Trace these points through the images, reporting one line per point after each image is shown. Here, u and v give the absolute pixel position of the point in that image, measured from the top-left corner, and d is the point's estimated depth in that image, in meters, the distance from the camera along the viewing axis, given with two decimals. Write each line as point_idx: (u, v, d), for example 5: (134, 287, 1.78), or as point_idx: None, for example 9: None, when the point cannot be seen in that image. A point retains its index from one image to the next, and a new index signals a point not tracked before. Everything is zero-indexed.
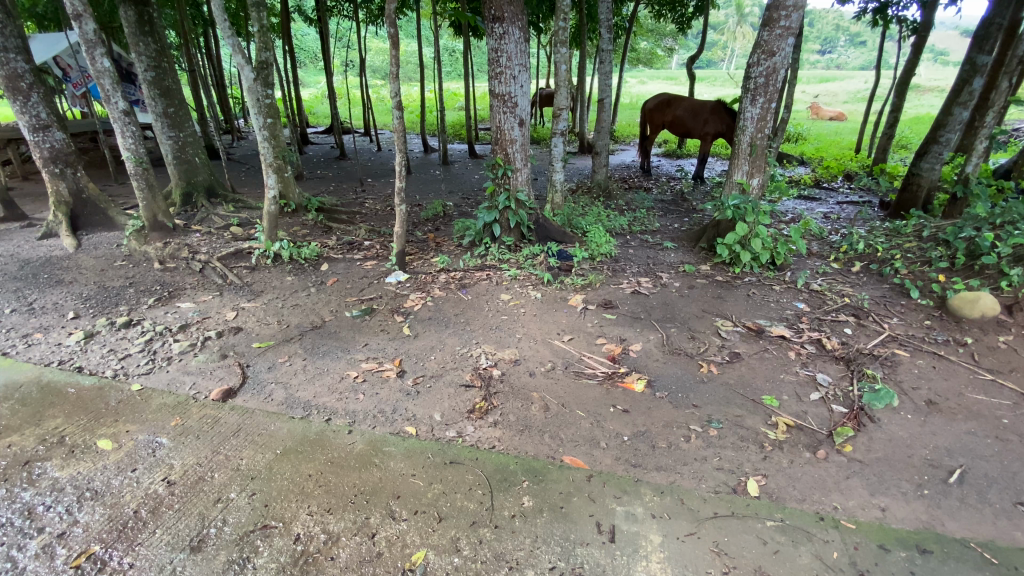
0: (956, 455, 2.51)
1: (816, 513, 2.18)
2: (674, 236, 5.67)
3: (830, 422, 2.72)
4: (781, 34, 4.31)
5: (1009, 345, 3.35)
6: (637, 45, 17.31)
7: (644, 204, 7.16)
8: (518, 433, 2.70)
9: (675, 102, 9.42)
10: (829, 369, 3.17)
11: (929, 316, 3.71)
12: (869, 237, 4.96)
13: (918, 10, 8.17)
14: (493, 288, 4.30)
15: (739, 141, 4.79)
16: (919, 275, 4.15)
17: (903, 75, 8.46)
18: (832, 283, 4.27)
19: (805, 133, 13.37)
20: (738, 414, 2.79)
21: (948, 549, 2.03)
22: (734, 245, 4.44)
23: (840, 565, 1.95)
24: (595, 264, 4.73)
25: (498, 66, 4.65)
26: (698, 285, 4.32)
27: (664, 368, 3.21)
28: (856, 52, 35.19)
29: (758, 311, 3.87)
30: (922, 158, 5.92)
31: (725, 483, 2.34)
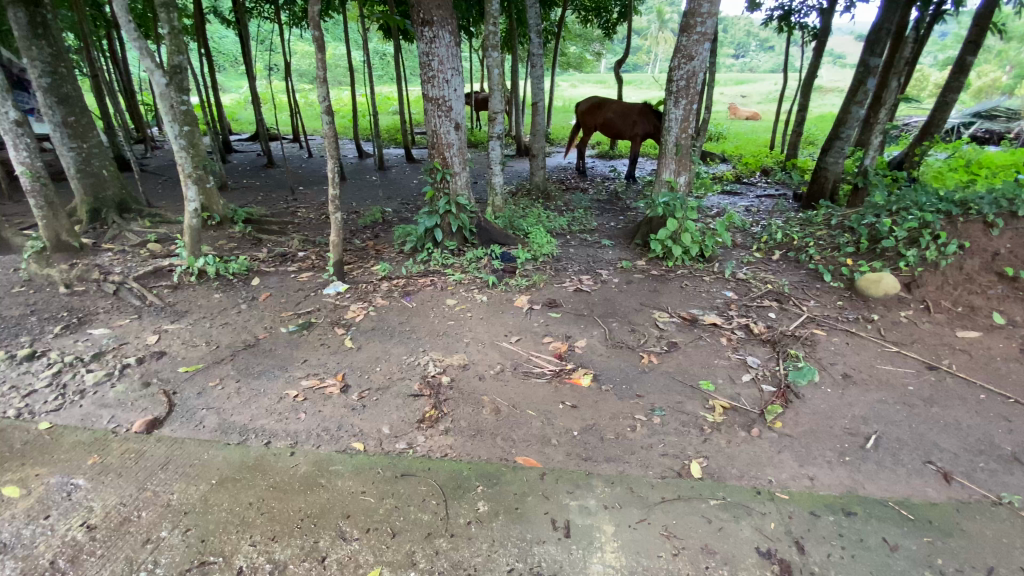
0: (871, 423, 2.75)
1: (754, 488, 2.32)
2: (612, 234, 5.85)
3: (761, 401, 2.91)
4: (699, 39, 4.57)
5: (908, 318, 3.72)
6: (567, 49, 17.76)
7: (581, 204, 7.35)
8: (470, 438, 2.68)
9: (604, 105, 9.74)
10: (757, 352, 3.39)
11: (841, 297, 4.05)
12: (786, 227, 5.36)
13: (817, 18, 8.92)
14: (438, 293, 4.26)
15: (665, 141, 5.03)
16: (830, 260, 4.53)
17: (807, 76, 9.20)
18: (756, 271, 4.57)
19: (725, 132, 14.21)
20: (679, 401, 2.93)
21: (870, 509, 2.20)
22: (667, 240, 4.68)
23: (777, 535, 2.07)
24: (538, 264, 4.81)
25: (430, 69, 4.62)
26: (636, 280, 4.49)
27: (607, 362, 3.31)
28: (766, 56, 37.68)
29: (691, 301, 4.08)
30: (826, 153, 6.46)
31: (670, 468, 2.44)
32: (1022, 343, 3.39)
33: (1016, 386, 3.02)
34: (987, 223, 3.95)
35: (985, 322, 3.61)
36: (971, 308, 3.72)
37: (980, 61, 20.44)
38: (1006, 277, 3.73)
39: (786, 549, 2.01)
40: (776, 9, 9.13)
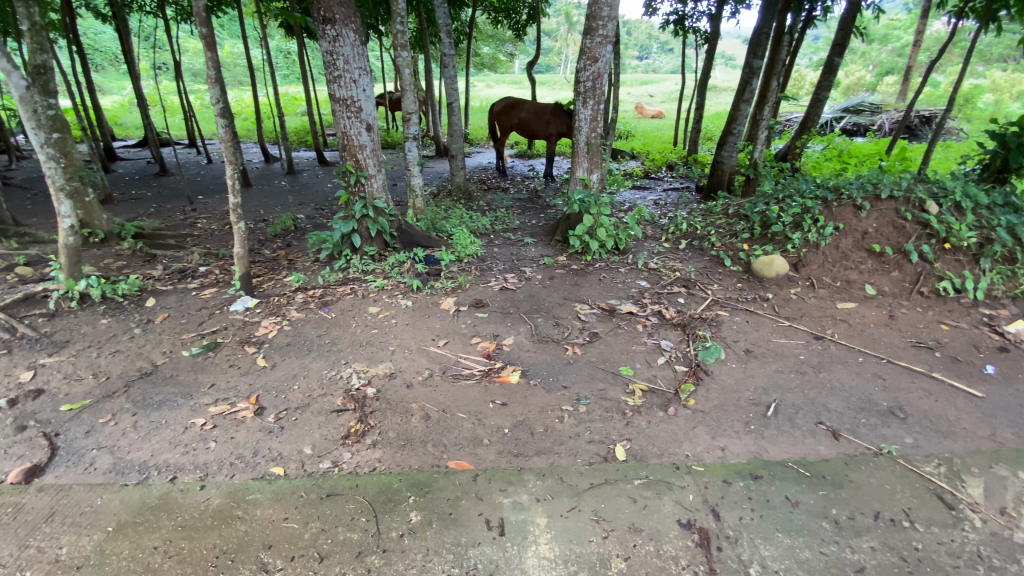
0: (771, 392, 3.01)
1: (673, 463, 2.46)
2: (534, 232, 5.96)
3: (675, 381, 3.11)
4: (601, 41, 4.77)
5: (798, 295, 4.13)
6: (480, 50, 17.82)
7: (502, 203, 7.42)
8: (399, 448, 2.61)
9: (518, 105, 9.88)
10: (670, 335, 3.60)
11: (740, 279, 4.42)
12: (690, 218, 5.75)
13: (708, 22, 9.63)
14: (358, 301, 4.11)
15: (577, 140, 5.20)
16: (730, 246, 4.92)
17: (702, 77, 9.92)
18: (665, 260, 4.86)
19: (633, 130, 14.98)
20: (602, 388, 3.04)
21: (773, 471, 2.41)
22: (584, 236, 4.86)
23: (695, 505, 2.21)
24: (462, 265, 4.79)
25: (335, 69, 4.43)
26: (558, 275, 4.61)
27: (534, 357, 3.37)
28: (667, 58, 40.12)
29: (609, 292, 4.25)
30: (722, 148, 7.00)
31: (597, 454, 2.53)
32: (889, 310, 3.87)
33: (886, 348, 3.45)
34: (856, 206, 4.47)
35: (859, 294, 4.09)
36: (847, 281, 4.19)
37: (844, 61, 23.12)
38: (874, 252, 4.24)
39: (704, 517, 2.15)
40: (671, 14, 9.76)
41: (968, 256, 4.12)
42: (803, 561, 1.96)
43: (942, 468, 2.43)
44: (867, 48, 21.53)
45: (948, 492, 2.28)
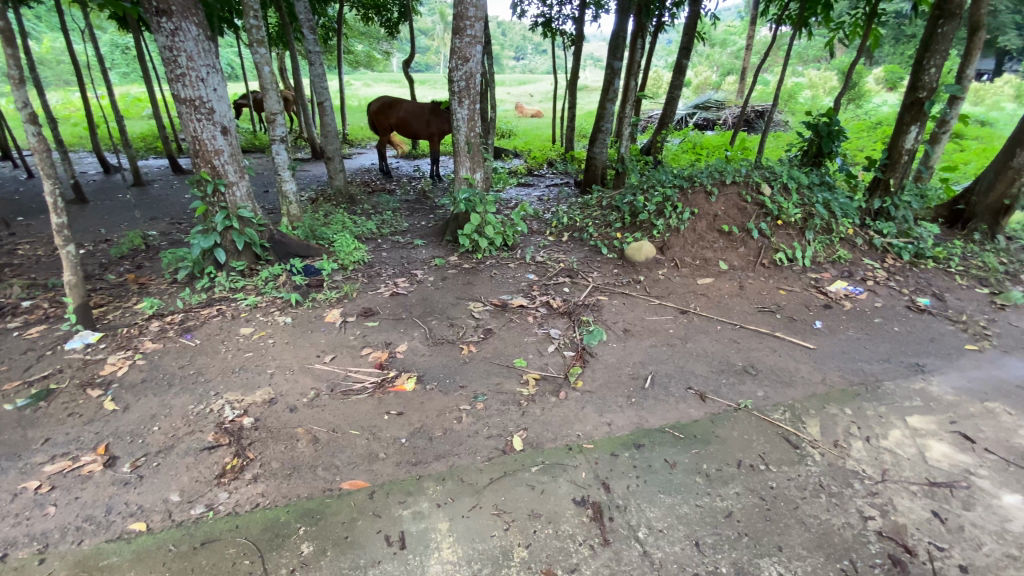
0: (649, 366, 3.28)
1: (566, 445, 2.58)
2: (423, 233, 5.86)
3: (565, 366, 3.26)
4: (470, 41, 4.81)
5: (666, 275, 4.55)
6: (353, 47, 17.07)
7: (389, 206, 7.19)
8: (286, 477, 2.42)
9: (395, 105, 9.60)
10: (558, 324, 3.76)
11: (617, 265, 4.75)
12: (570, 211, 6.05)
13: (573, 25, 10.17)
14: (229, 323, 3.73)
15: (456, 139, 5.20)
16: (606, 235, 5.26)
17: (573, 77, 10.46)
18: (551, 253, 5.06)
19: (515, 129, 15.38)
20: (498, 383, 3.09)
21: (652, 438, 2.63)
22: (473, 234, 4.89)
23: (587, 481, 2.34)
24: (347, 274, 4.56)
25: (177, 67, 3.95)
26: (450, 275, 4.58)
27: (429, 360, 3.31)
28: (543, 58, 41.69)
29: (500, 288, 4.33)
30: (594, 145, 7.45)
31: (495, 448, 2.56)
32: (739, 282, 4.42)
33: (739, 315, 3.93)
34: (707, 191, 5.01)
35: (715, 270, 4.61)
36: (704, 260, 4.70)
37: (694, 63, 25.83)
38: (724, 232, 4.80)
39: (596, 492, 2.28)
40: (539, 16, 10.15)
41: (796, 229, 4.82)
42: (683, 516, 2.16)
43: (787, 413, 2.82)
44: (711, 51, 24.25)
45: (792, 433, 2.66)
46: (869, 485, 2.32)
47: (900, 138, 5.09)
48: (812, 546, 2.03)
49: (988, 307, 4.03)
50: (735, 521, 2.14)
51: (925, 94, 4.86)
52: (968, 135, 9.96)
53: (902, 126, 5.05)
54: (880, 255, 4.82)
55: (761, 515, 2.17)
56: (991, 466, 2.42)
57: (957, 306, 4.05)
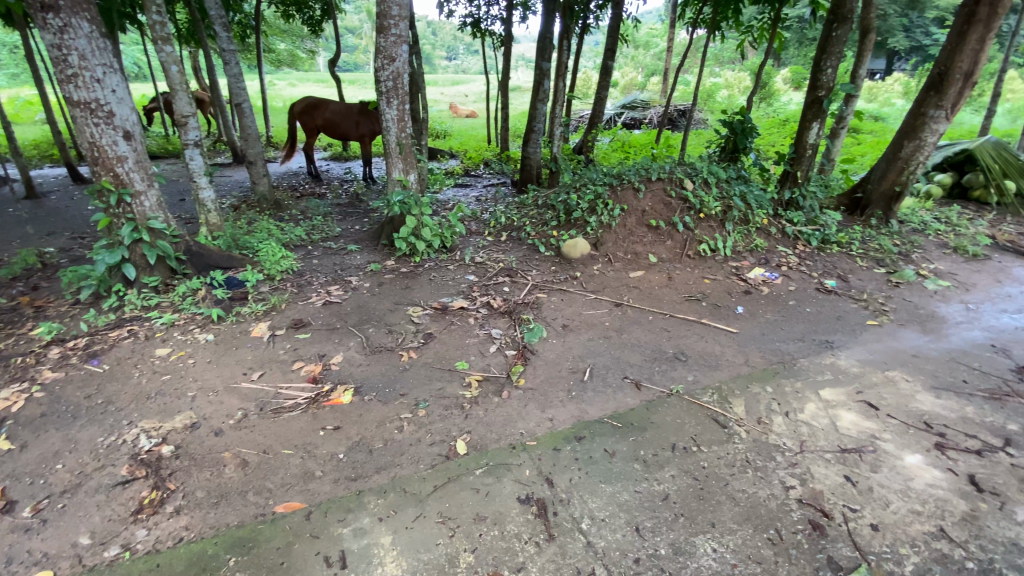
0: (588, 359, 3.36)
1: (509, 444, 2.59)
2: (357, 238, 5.67)
3: (507, 366, 3.27)
4: (395, 40, 4.72)
5: (600, 270, 4.68)
6: (274, 45, 16.23)
7: (319, 211, 6.90)
8: (214, 506, 2.27)
9: (322, 105, 9.23)
10: (499, 323, 3.77)
11: (555, 262, 4.83)
12: (508, 211, 6.08)
13: (502, 25, 10.22)
14: (143, 344, 3.44)
15: (387, 141, 5.07)
16: (543, 233, 5.33)
17: (504, 77, 10.52)
18: (489, 253, 5.06)
19: (450, 129, 15.26)
20: (439, 388, 3.04)
21: (593, 429, 2.70)
22: (409, 237, 4.79)
23: (531, 479, 2.36)
24: (275, 284, 4.33)
25: (68, 66, 3.59)
26: (386, 280, 4.47)
27: (367, 370, 3.21)
28: (475, 58, 41.62)
29: (440, 291, 4.27)
30: (528, 144, 7.53)
31: (438, 454, 2.53)
32: (668, 273, 4.62)
33: (670, 305, 4.11)
34: (635, 188, 5.21)
35: (646, 263, 4.80)
36: (636, 254, 4.88)
37: (621, 64, 26.76)
38: (652, 227, 5.00)
39: (540, 488, 2.31)
40: (467, 16, 10.12)
41: (718, 221, 5.11)
42: (623, 503, 2.23)
43: (715, 395, 2.98)
44: (636, 53, 25.21)
45: (720, 414, 2.81)
46: (789, 457, 2.50)
47: (804, 133, 5.54)
48: (742, 519, 2.16)
49: (885, 285, 4.46)
50: (672, 503, 2.23)
51: (823, 93, 5.30)
52: (863, 130, 10.98)
53: (805, 122, 5.49)
54: (792, 241, 5.21)
55: (694, 495, 2.28)
56: (892, 429, 2.68)
57: (859, 286, 4.46)
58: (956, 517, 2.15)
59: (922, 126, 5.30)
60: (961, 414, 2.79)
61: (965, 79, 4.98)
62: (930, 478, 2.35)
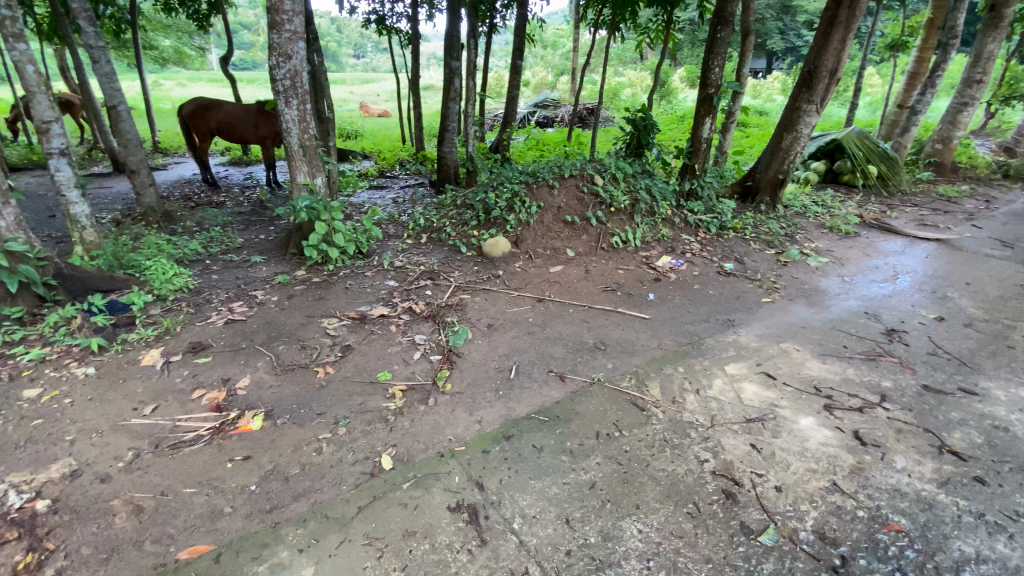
0: (513, 358, 3.36)
1: (437, 452, 2.53)
2: (263, 248, 5.29)
3: (432, 372, 3.19)
4: (290, 37, 4.44)
5: (522, 267, 4.72)
6: (155, 42, 14.71)
7: (218, 221, 6.35)
8: (104, 563, 2.00)
9: (214, 106, 8.49)
10: (422, 329, 3.68)
11: (476, 262, 4.80)
12: (426, 212, 5.95)
13: (407, 23, 9.99)
14: (5, 387, 2.96)
15: (289, 143, 4.76)
16: (463, 233, 5.27)
17: (414, 76, 10.30)
18: (409, 256, 4.92)
19: (361, 129, 14.70)
20: (360, 402, 2.91)
21: (521, 427, 2.71)
22: (321, 244, 4.53)
23: (461, 485, 2.33)
24: (169, 305, 3.92)
25: None
26: (298, 292, 4.20)
27: (279, 392, 3.00)
28: (383, 56, 40.42)
29: (357, 299, 4.09)
30: (443, 144, 7.42)
31: (363, 473, 2.41)
32: (586, 266, 4.76)
33: (589, 296, 4.24)
34: (550, 185, 5.32)
35: (565, 257, 4.91)
36: (554, 249, 4.98)
37: (531, 63, 27.23)
38: (568, 222, 5.13)
39: (471, 494, 2.28)
40: (371, 13, 9.77)
41: (628, 213, 5.35)
42: (553, 497, 2.26)
43: (634, 380, 3.12)
44: (545, 53, 25.78)
45: (640, 398, 2.94)
46: (702, 432, 2.66)
47: (698, 129, 5.94)
48: (663, 497, 2.26)
49: (775, 265, 4.90)
50: (599, 490, 2.30)
51: (713, 90, 5.71)
52: (751, 124, 12.01)
53: (699, 118, 5.89)
54: (695, 229, 5.58)
55: (619, 479, 2.36)
56: (788, 396, 2.95)
57: (754, 267, 4.86)
58: (845, 470, 2.40)
59: (798, 119, 5.89)
60: (843, 375, 3.13)
61: (830, 77, 5.61)
62: (822, 437, 2.61)
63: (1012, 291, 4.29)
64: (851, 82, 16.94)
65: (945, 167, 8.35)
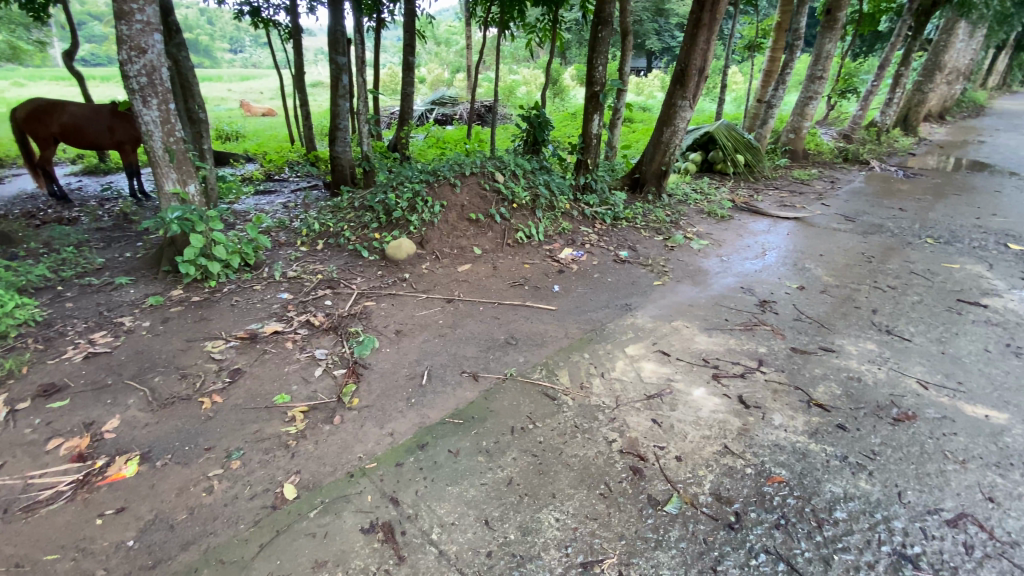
0: (423, 362, 3.28)
1: (347, 473, 2.40)
2: (129, 267, 4.66)
3: (336, 388, 3.02)
4: (143, 29, 3.92)
5: (428, 269, 4.62)
6: None
7: (70, 239, 5.50)
8: None
9: (54, 108, 7.30)
10: (323, 342, 3.46)
11: (379, 266, 4.62)
12: (320, 217, 5.61)
13: (286, 16, 9.31)
14: None
15: (150, 148, 4.21)
16: (362, 237, 5.04)
17: (298, 73, 9.66)
18: (304, 265, 4.61)
19: (242, 129, 13.53)
20: (256, 429, 2.67)
21: (434, 434, 2.65)
22: (199, 259, 4.09)
23: (375, 504, 2.22)
24: (8, 343, 3.31)
25: None
26: (175, 314, 3.76)
27: (158, 429, 2.66)
28: (264, 51, 37.54)
29: (247, 316, 3.75)
30: (334, 144, 7.04)
31: (263, 507, 2.22)
32: (492, 263, 4.78)
33: (497, 293, 4.26)
34: (451, 183, 5.25)
35: (472, 256, 4.90)
36: (460, 248, 4.94)
37: (425, 59, 26.77)
38: (472, 220, 5.11)
39: (385, 511, 2.18)
40: (243, 4, 8.97)
41: (529, 208, 5.45)
42: (471, 500, 2.24)
43: (544, 371, 3.19)
44: (439, 49, 25.49)
45: (551, 388, 3.01)
46: (609, 414, 2.79)
47: (588, 125, 6.20)
48: (577, 482, 2.34)
49: (665, 249, 5.27)
50: (516, 485, 2.32)
51: (599, 88, 5.98)
52: (636, 119, 12.83)
53: (588, 115, 6.15)
54: (592, 221, 5.83)
55: (535, 471, 2.40)
56: (682, 370, 3.19)
57: (646, 253, 5.19)
58: (734, 433, 2.65)
59: (674, 114, 6.36)
60: (727, 346, 3.45)
61: (699, 74, 6.11)
62: (713, 405, 2.86)
63: (854, 259, 5.01)
64: (719, 79, 18.72)
65: (798, 153, 9.53)
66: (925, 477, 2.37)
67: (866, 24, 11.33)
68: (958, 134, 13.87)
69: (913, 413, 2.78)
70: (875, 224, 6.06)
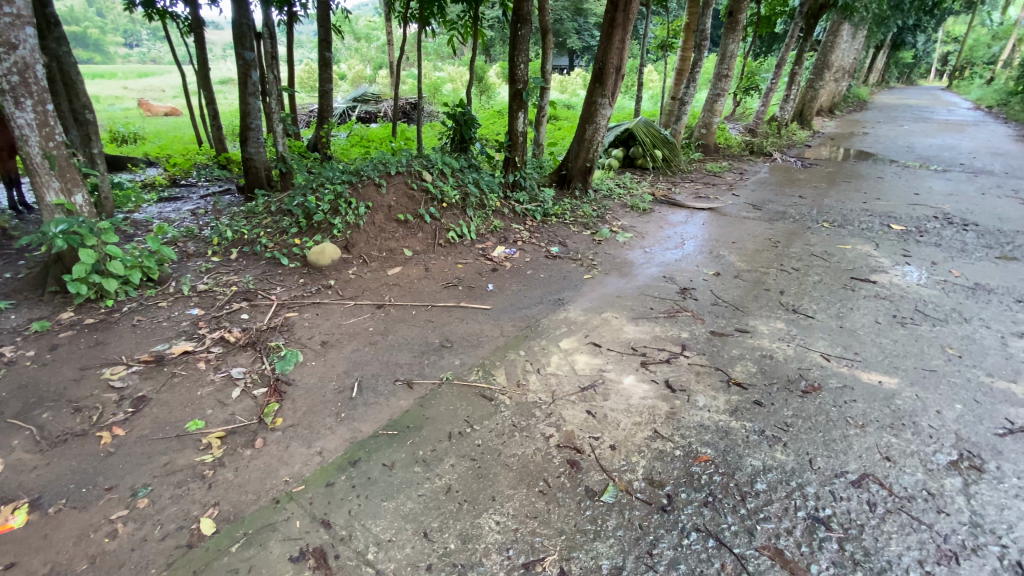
0: (353, 373, 3.15)
1: (272, 500, 2.24)
2: (5, 289, 4.09)
3: (257, 408, 2.82)
4: (12, 22, 3.44)
5: (355, 274, 4.44)
6: None
7: None
8: None
9: None
10: (240, 360, 3.22)
11: (301, 274, 4.38)
12: (233, 223, 5.23)
13: (185, 7, 8.56)
14: None
15: (25, 155, 3.70)
16: (282, 244, 4.76)
17: (202, 69, 8.92)
18: (217, 277, 4.28)
19: (141, 130, 12.34)
20: (166, 462, 2.44)
21: (367, 448, 2.54)
22: (91, 276, 3.66)
23: (304, 529, 2.10)
24: None
25: None
26: (64, 340, 3.35)
27: (48, 472, 2.36)
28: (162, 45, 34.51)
29: (151, 337, 3.42)
30: (246, 145, 6.58)
31: (177, 546, 2.03)
32: (422, 265, 4.68)
33: (428, 296, 4.18)
34: (376, 184, 5.07)
35: (401, 258, 4.77)
36: (389, 251, 4.80)
37: (344, 54, 25.80)
38: (401, 221, 4.96)
39: (316, 535, 2.07)
40: None
41: (458, 208, 5.39)
42: (408, 513, 2.17)
43: (480, 372, 3.16)
44: (358, 45, 24.64)
45: (487, 389, 2.99)
46: (545, 410, 2.81)
47: (513, 123, 6.22)
48: (516, 482, 2.34)
49: (593, 243, 5.41)
50: (455, 493, 2.28)
51: (521, 86, 6.00)
52: (560, 116, 13.08)
53: (512, 113, 6.16)
54: (522, 218, 5.88)
55: (474, 476, 2.37)
56: (613, 360, 3.28)
57: (575, 247, 5.31)
58: (662, 417, 2.76)
59: (595, 112, 6.52)
60: (653, 334, 3.60)
61: (616, 73, 6.29)
62: (642, 392, 2.96)
63: (763, 244, 5.40)
64: (636, 76, 19.54)
65: (710, 147, 10.13)
66: (832, 443, 2.59)
67: (764, 26, 12.22)
68: (845, 127, 15.35)
69: (819, 384, 3.03)
70: (779, 211, 6.57)
